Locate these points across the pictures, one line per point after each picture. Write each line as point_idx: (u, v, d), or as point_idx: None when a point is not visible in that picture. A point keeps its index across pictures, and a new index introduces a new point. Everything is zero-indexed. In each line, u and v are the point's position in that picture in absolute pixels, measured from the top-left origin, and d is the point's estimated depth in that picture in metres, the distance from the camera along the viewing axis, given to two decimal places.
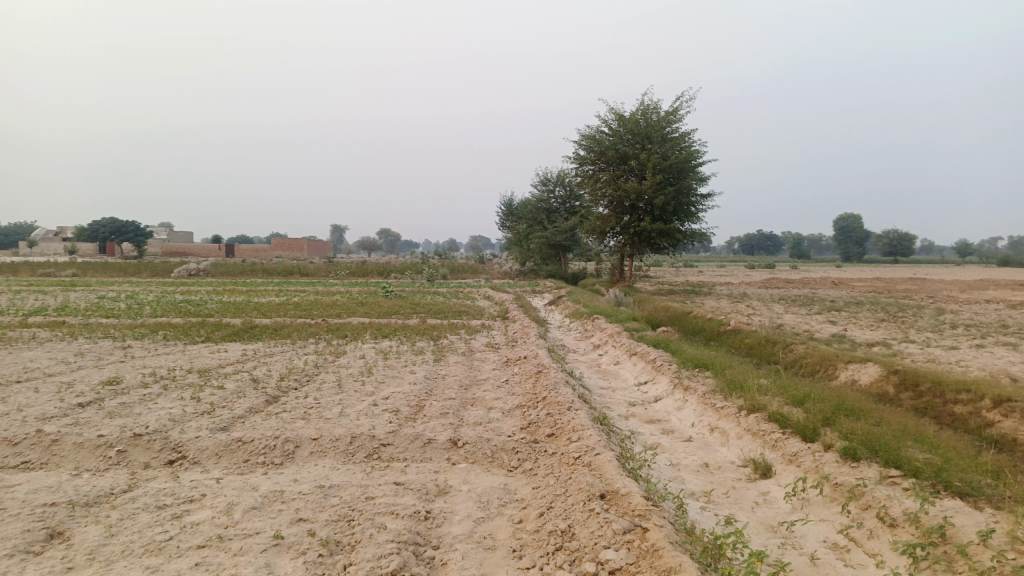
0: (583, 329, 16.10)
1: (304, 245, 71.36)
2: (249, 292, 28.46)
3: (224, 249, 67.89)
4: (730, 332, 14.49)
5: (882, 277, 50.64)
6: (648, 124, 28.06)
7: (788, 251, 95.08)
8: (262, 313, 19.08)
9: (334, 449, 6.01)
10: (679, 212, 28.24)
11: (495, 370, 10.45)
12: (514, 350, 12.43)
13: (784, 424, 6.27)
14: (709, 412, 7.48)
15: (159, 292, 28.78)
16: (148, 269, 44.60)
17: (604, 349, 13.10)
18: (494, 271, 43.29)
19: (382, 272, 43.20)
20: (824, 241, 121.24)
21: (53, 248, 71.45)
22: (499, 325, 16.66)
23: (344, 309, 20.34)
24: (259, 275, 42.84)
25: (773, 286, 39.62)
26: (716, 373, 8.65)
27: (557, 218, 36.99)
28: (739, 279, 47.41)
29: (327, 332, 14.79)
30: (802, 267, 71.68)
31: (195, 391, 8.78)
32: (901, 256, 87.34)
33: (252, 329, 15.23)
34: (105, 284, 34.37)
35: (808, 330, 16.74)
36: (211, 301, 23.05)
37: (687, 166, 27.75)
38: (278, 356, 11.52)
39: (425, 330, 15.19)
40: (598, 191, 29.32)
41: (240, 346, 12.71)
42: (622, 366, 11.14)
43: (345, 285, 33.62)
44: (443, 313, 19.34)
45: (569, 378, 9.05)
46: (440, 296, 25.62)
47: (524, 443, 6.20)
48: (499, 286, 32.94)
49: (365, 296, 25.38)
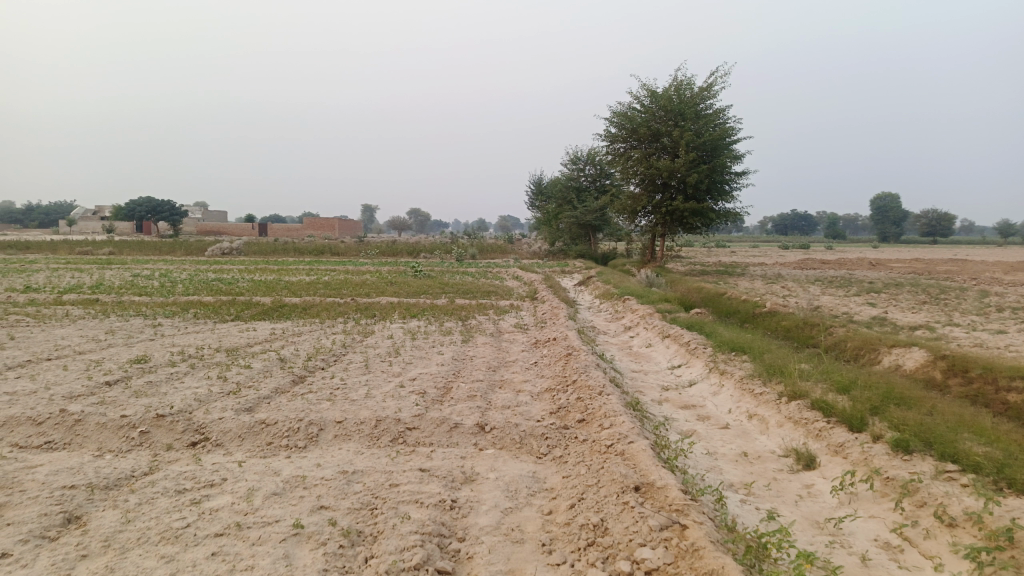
0: (614, 310, 15.79)
1: (335, 224, 71.75)
2: (280, 270, 28.60)
3: (257, 228, 68.55)
4: (766, 314, 14.10)
5: (921, 258, 49.39)
6: (682, 100, 27.41)
7: (823, 232, 93.19)
8: (292, 292, 19.11)
9: (359, 432, 5.85)
10: (713, 191, 27.63)
11: (524, 351, 10.24)
12: (544, 331, 12.19)
13: (829, 412, 5.95)
14: (747, 398, 7.18)
15: (191, 270, 29.04)
16: (182, 247, 45.20)
17: (636, 331, 12.81)
18: (524, 251, 43.05)
19: (411, 252, 43.22)
20: (860, 221, 118.76)
21: (92, 227, 72.82)
22: (528, 305, 16.45)
23: (373, 288, 20.27)
24: (290, 254, 43.12)
25: (808, 266, 38.80)
26: (754, 357, 8.33)
27: (588, 197, 36.52)
28: (773, 259, 46.48)
29: (355, 311, 14.70)
30: (837, 247, 70.28)
31: (221, 369, 8.71)
32: (941, 236, 85.11)
33: (281, 308, 15.22)
34: (140, 262, 34.84)
35: (846, 313, 16.26)
36: (242, 280, 23.16)
37: (721, 143, 27.10)
38: (306, 336, 11.43)
39: (453, 310, 15.04)
40: (630, 169, 28.79)
41: (268, 325, 12.65)
42: (654, 348, 10.84)
43: (374, 264, 33.67)
44: (471, 293, 19.19)
45: (601, 361, 8.80)
46: (469, 276, 25.44)
47: (554, 429, 5.97)
48: (529, 266, 32.68)
49: (394, 275, 25.32)
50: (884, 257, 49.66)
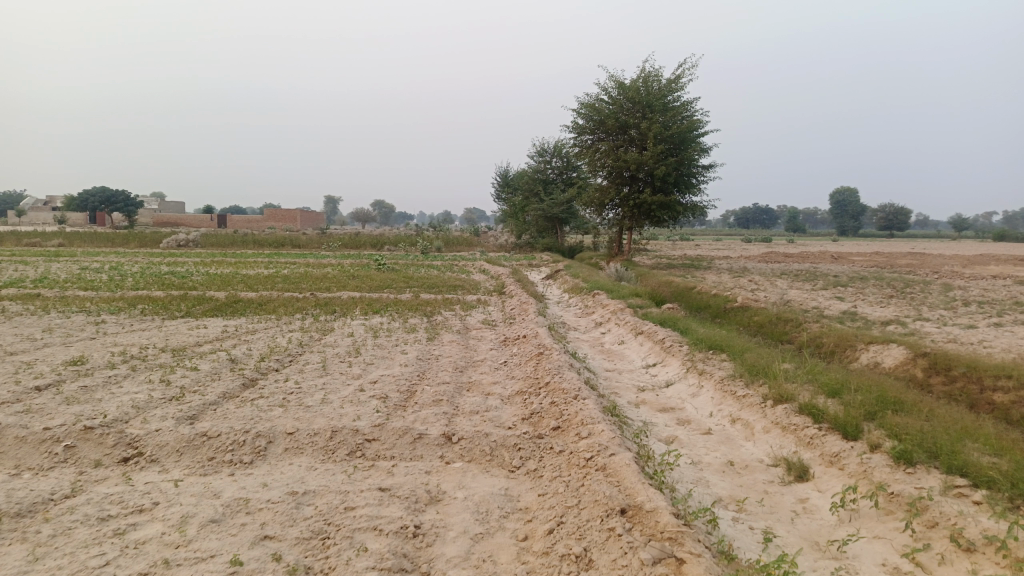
0: (583, 305, 15.37)
1: (297, 217, 70.30)
2: (238, 263, 27.63)
3: (216, 219, 66.77)
4: (737, 309, 13.82)
5: (881, 251, 50.03)
6: (650, 92, 27.11)
7: (784, 225, 94.31)
8: (248, 286, 18.33)
9: (312, 445, 5.30)
10: (680, 183, 27.44)
11: (492, 350, 9.74)
12: (512, 328, 11.71)
13: (819, 418, 5.57)
14: (729, 400, 6.78)
15: (144, 263, 27.89)
16: (136, 239, 43.67)
17: (607, 327, 12.40)
18: (490, 244, 42.52)
19: (375, 244, 42.39)
20: (820, 215, 120.99)
21: (41, 217, 70.22)
22: (496, 300, 15.96)
23: (334, 282, 19.58)
24: (250, 246, 41.94)
25: (772, 260, 38.99)
26: (733, 356, 7.96)
27: (554, 189, 36.12)
28: (737, 252, 46.57)
29: (314, 307, 14.04)
30: (798, 241, 71.18)
31: (165, 372, 8.03)
32: (898, 230, 86.79)
33: (236, 303, 14.48)
34: (90, 254, 33.39)
35: (817, 307, 16.09)
36: (197, 274, 22.23)
37: (689, 136, 26.89)
38: (261, 334, 10.77)
39: (418, 305, 14.47)
40: (597, 161, 28.44)
41: (221, 322, 11.93)
42: (627, 346, 10.44)
43: (336, 256, 32.82)
44: (437, 287, 18.64)
45: (573, 361, 8.35)
46: (434, 269, 24.86)
47: (527, 438, 5.49)
48: (495, 259, 32.18)
49: (357, 269, 24.60)
50: (845, 251, 50.21)
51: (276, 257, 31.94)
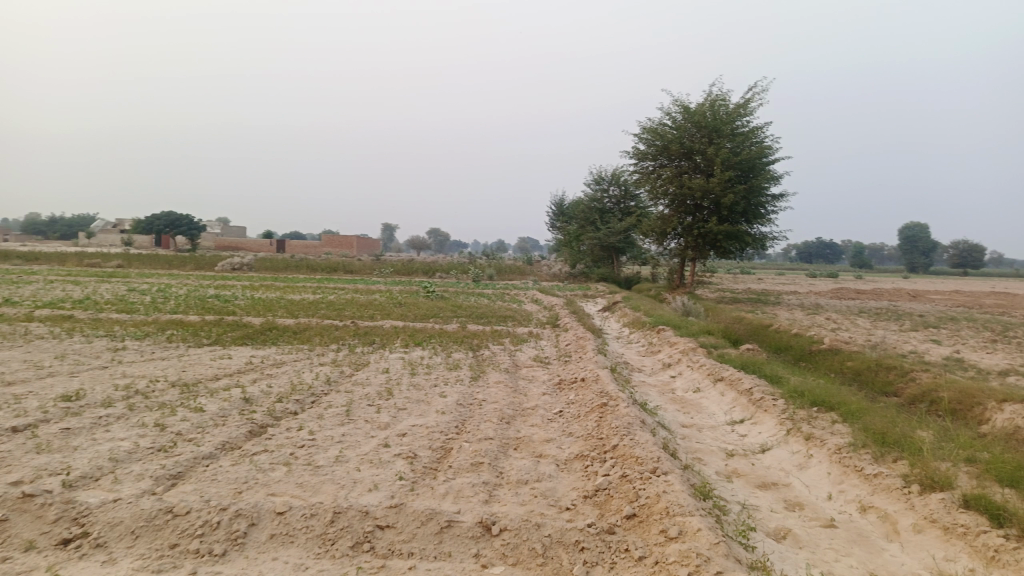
0: (647, 343, 13.83)
1: (353, 243, 70.38)
2: (286, 288, 26.95)
3: (274, 243, 67.36)
4: (825, 353, 12.11)
5: (960, 290, 46.73)
6: (717, 116, 25.57)
7: (849, 260, 90.35)
8: (290, 312, 17.41)
9: (306, 531, 3.99)
10: (748, 213, 25.74)
11: (545, 395, 8.34)
12: (568, 368, 10.31)
13: (1002, 522, 3.99)
14: (854, 480, 5.22)
15: (193, 285, 27.46)
16: (192, 261, 43.88)
17: (677, 370, 10.84)
18: (544, 273, 41.23)
19: (428, 271, 41.57)
20: (886, 251, 116.30)
21: (109, 239, 72.13)
22: (550, 333, 14.61)
23: (379, 310, 18.50)
24: (302, 271, 41.61)
25: (844, 296, 36.54)
26: (846, 416, 6.40)
27: (612, 218, 34.72)
28: (804, 288, 44.02)
29: (352, 337, 12.90)
30: (867, 276, 67.80)
31: (164, 414, 6.90)
32: (973, 268, 82.00)
33: (270, 331, 13.44)
34: (144, 275, 33.34)
35: (914, 352, 14.20)
36: (242, 298, 21.49)
37: (759, 162, 25.22)
38: (288, 368, 9.61)
39: (464, 338, 13.22)
40: (659, 188, 26.95)
41: (247, 353, 10.83)
42: (704, 394, 8.93)
43: (386, 283, 31.87)
44: (487, 317, 17.37)
45: (645, 415, 6.89)
46: (485, 298, 23.64)
47: (592, 532, 4.09)
48: (549, 289, 30.80)
49: (405, 296, 23.54)
50: (921, 289, 47.07)
51: (325, 282, 31.29)
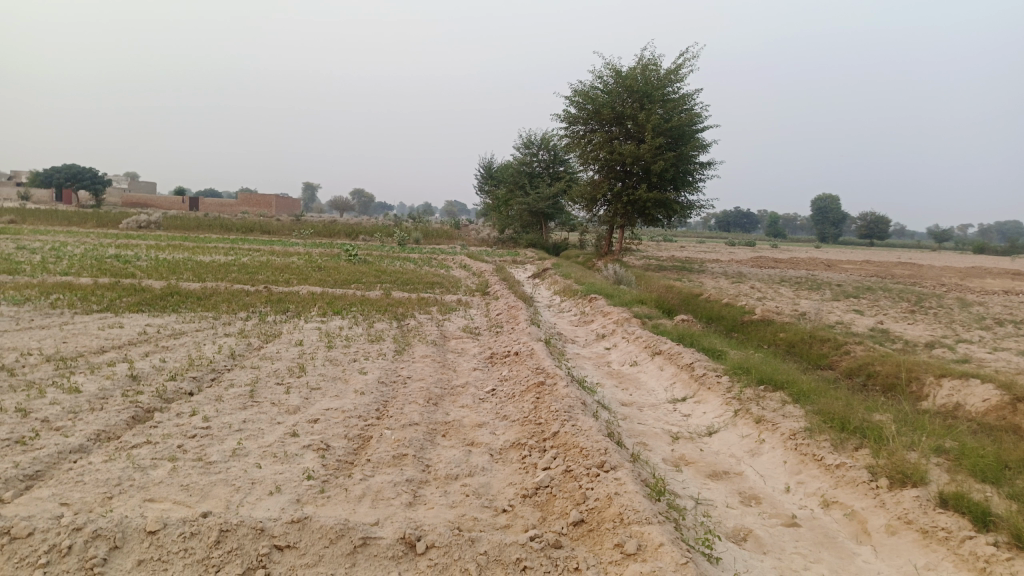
0: (580, 312, 13.32)
1: (272, 202, 67.39)
2: (196, 248, 25.21)
3: (187, 201, 63.78)
4: (758, 324, 11.90)
5: (870, 260, 48.51)
6: (648, 81, 25.10)
7: (766, 229, 92.96)
8: (197, 275, 16.07)
9: (184, 558, 3.22)
10: (677, 180, 25.57)
11: (475, 371, 7.68)
12: (498, 340, 9.67)
13: (988, 527, 3.60)
14: (813, 471, 4.80)
15: (92, 244, 25.34)
16: (95, 218, 40.87)
17: (612, 341, 10.36)
18: (471, 238, 40.41)
19: (350, 233, 40.08)
20: (800, 222, 120.81)
21: (1, 192, 66.72)
22: (479, 301, 13.92)
23: (297, 274, 17.35)
24: (216, 231, 39.35)
25: (765, 265, 37.28)
26: (797, 398, 6.01)
27: (541, 183, 34.13)
28: (726, 256, 44.86)
29: (264, 304, 11.86)
30: (782, 246, 69.92)
31: (29, 396, 5.87)
32: (879, 239, 85.70)
33: (172, 296, 12.24)
34: (38, 233, 30.72)
35: (839, 322, 14.26)
36: (144, 259, 19.83)
37: (689, 129, 24.98)
38: (187, 341, 8.59)
39: (387, 305, 12.39)
40: (589, 153, 26.43)
41: (142, 322, 9.70)
42: (642, 368, 8.47)
43: (305, 245, 30.35)
44: (412, 283, 16.52)
45: (585, 394, 6.33)
46: (411, 263, 22.72)
47: (535, 547, 3.48)
48: (476, 254, 30.01)
49: (325, 259, 22.35)
50: (834, 258, 48.64)
51: (240, 243, 29.55)
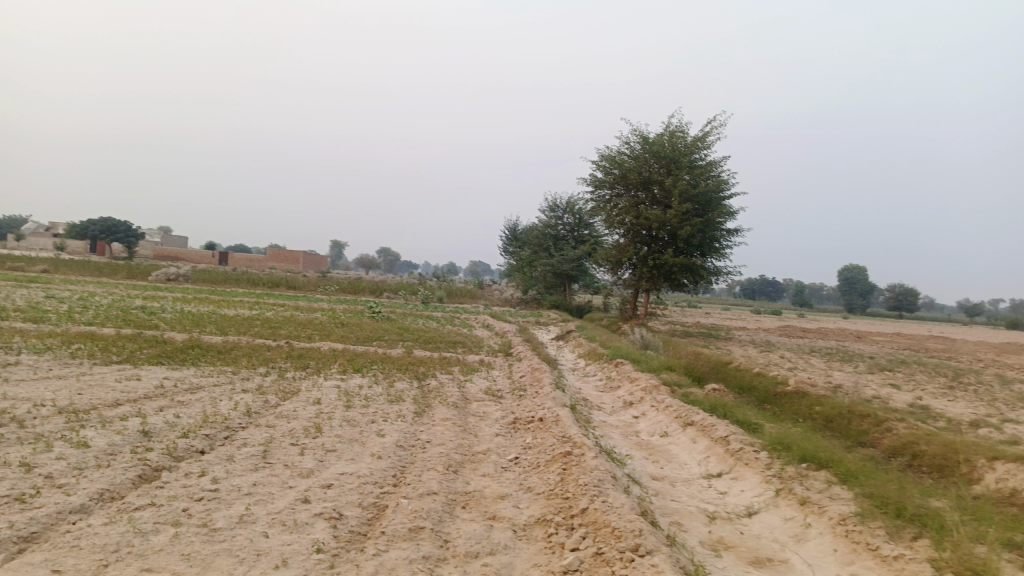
0: (605, 377, 12.96)
1: (299, 258, 68.22)
2: (221, 301, 25.31)
3: (216, 255, 64.82)
4: (792, 397, 11.43)
5: (900, 332, 47.49)
6: (676, 148, 25.18)
7: (791, 298, 91.96)
8: (220, 328, 16.00)
9: None
10: (703, 246, 25.35)
11: (498, 437, 7.35)
12: (522, 405, 9.34)
13: None
14: (867, 562, 4.38)
15: (120, 295, 25.58)
16: (125, 270, 41.51)
17: (640, 409, 9.97)
18: (495, 298, 40.32)
19: (375, 291, 40.18)
20: (826, 292, 119.64)
21: (38, 242, 68.42)
22: (502, 363, 13.63)
23: (319, 330, 17.24)
24: (242, 285, 39.71)
25: (792, 334, 36.61)
26: (843, 479, 5.59)
27: (565, 246, 34.11)
28: (751, 324, 44.22)
29: (284, 360, 11.69)
30: (809, 315, 68.86)
31: (36, 450, 5.65)
32: (908, 311, 84.17)
33: (192, 349, 12.10)
34: (69, 282, 31.15)
35: (876, 396, 13.70)
36: (169, 311, 19.87)
37: (716, 196, 24.89)
38: (204, 395, 8.39)
39: (409, 364, 12.14)
40: (615, 217, 26.38)
41: (160, 375, 9.54)
42: (673, 439, 8.07)
43: (329, 301, 30.38)
44: (435, 342, 16.30)
45: (614, 467, 5.98)
46: (434, 322, 22.56)
47: None
48: (500, 314, 29.78)
49: (348, 316, 22.30)
50: (863, 330, 47.68)
51: (265, 298, 29.71)
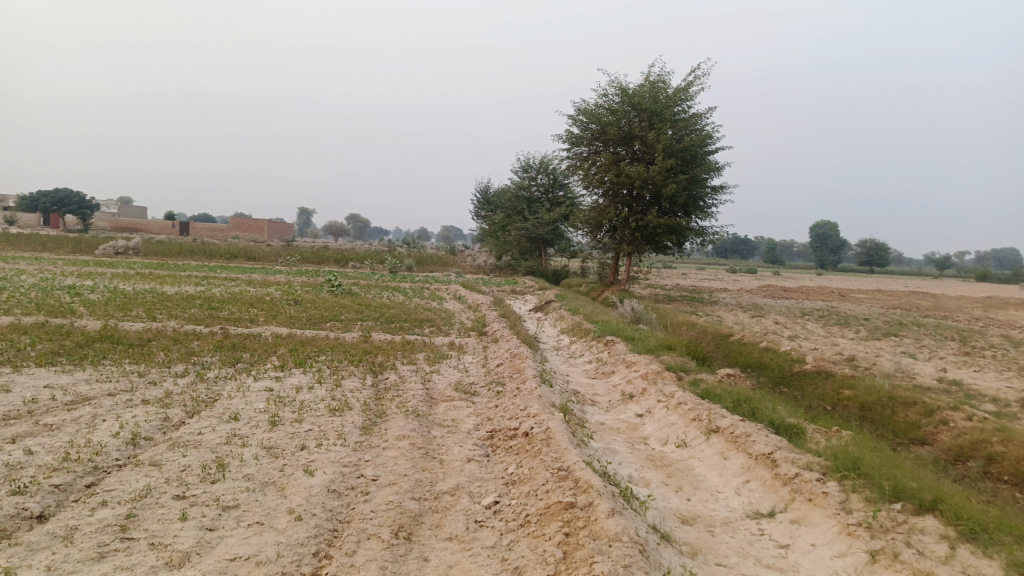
0: (595, 360, 11.14)
1: (264, 227, 65.33)
2: (166, 277, 22.93)
3: (178, 226, 61.78)
4: (815, 379, 9.72)
5: (879, 289, 46.39)
6: (657, 99, 23.14)
7: (765, 256, 90.93)
8: (151, 312, 13.83)
9: None
10: (688, 205, 23.49)
11: (472, 465, 5.50)
12: (500, 406, 7.49)
13: None
14: None
15: (54, 273, 23.07)
16: (72, 244, 38.74)
17: (644, 403, 8.20)
18: (467, 265, 38.21)
19: (340, 260, 37.86)
20: (796, 248, 119.77)
21: None
22: (475, 346, 11.74)
23: (267, 309, 15.11)
24: (197, 257, 37.05)
25: (776, 295, 35.27)
26: (974, 542, 3.84)
27: (540, 208, 32.15)
28: (732, 284, 42.86)
29: (213, 353, 9.64)
30: (786, 273, 67.70)
31: None
32: (879, 267, 83.56)
33: (100, 342, 9.97)
34: (2, 259, 28.46)
35: (898, 370, 12.04)
36: (99, 292, 17.48)
37: (701, 151, 23.00)
38: (83, 414, 6.37)
39: (363, 353, 10.17)
40: (593, 176, 24.41)
41: (39, 383, 7.47)
42: (695, 453, 6.29)
43: (289, 274, 28.03)
44: (399, 321, 14.33)
45: (635, 521, 4.16)
46: (400, 295, 20.49)
47: None
48: (473, 283, 27.74)
49: (306, 291, 20.18)
50: (844, 287, 46.39)
51: (218, 271, 27.34)
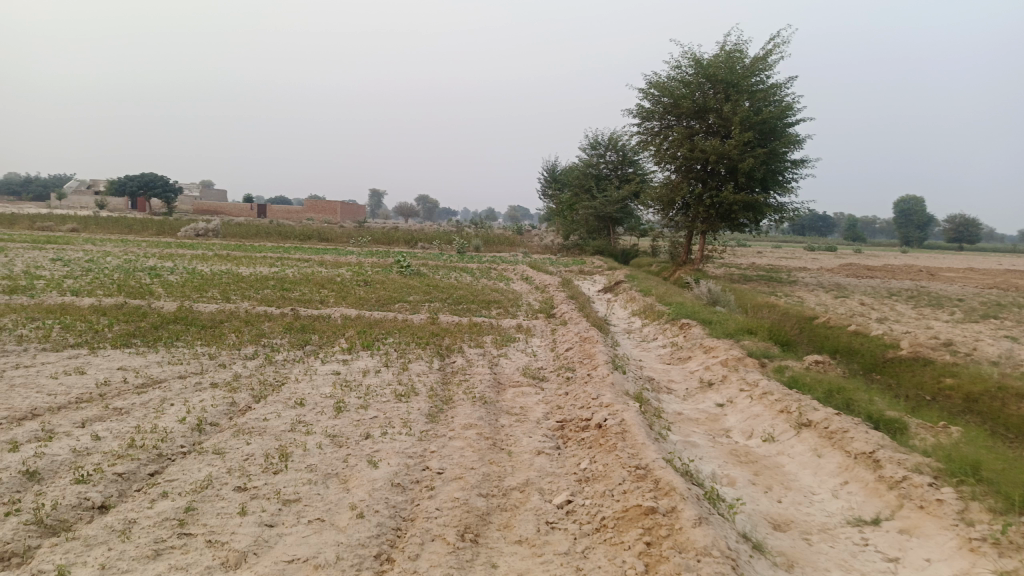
0: (670, 344, 10.65)
1: (336, 209, 66.54)
2: (242, 259, 23.44)
3: (255, 208, 63.54)
4: (912, 366, 8.97)
5: (971, 267, 43.69)
6: (734, 70, 22.09)
7: (845, 233, 87.21)
8: (225, 293, 14.03)
9: None
10: (766, 180, 22.43)
11: (542, 459, 5.18)
12: (571, 393, 7.13)
13: None
14: None
15: (138, 255, 23.90)
16: (156, 227, 40.24)
17: (724, 391, 7.70)
18: (535, 244, 37.81)
19: (409, 241, 38.08)
20: (878, 224, 114.47)
21: (80, 199, 67.84)
22: (543, 329, 11.40)
23: (337, 290, 15.13)
24: (272, 238, 37.92)
25: (859, 274, 33.60)
26: None
27: (609, 186, 31.42)
28: (811, 263, 41.09)
29: (282, 335, 9.62)
30: (868, 250, 64.63)
31: None
32: (970, 244, 78.88)
33: (174, 324, 10.10)
34: (91, 242, 29.74)
35: (1002, 356, 11.08)
36: (178, 273, 17.90)
37: (780, 123, 21.88)
38: (153, 398, 6.36)
39: (430, 335, 9.97)
40: (666, 151, 23.57)
41: (114, 365, 7.55)
42: (784, 449, 5.79)
43: (359, 254, 28.29)
44: (466, 302, 14.12)
45: (723, 529, 3.76)
46: (468, 275, 20.31)
47: None
48: (541, 263, 27.36)
49: (375, 272, 20.23)
50: (932, 265, 43.89)
51: (292, 252, 27.86)
